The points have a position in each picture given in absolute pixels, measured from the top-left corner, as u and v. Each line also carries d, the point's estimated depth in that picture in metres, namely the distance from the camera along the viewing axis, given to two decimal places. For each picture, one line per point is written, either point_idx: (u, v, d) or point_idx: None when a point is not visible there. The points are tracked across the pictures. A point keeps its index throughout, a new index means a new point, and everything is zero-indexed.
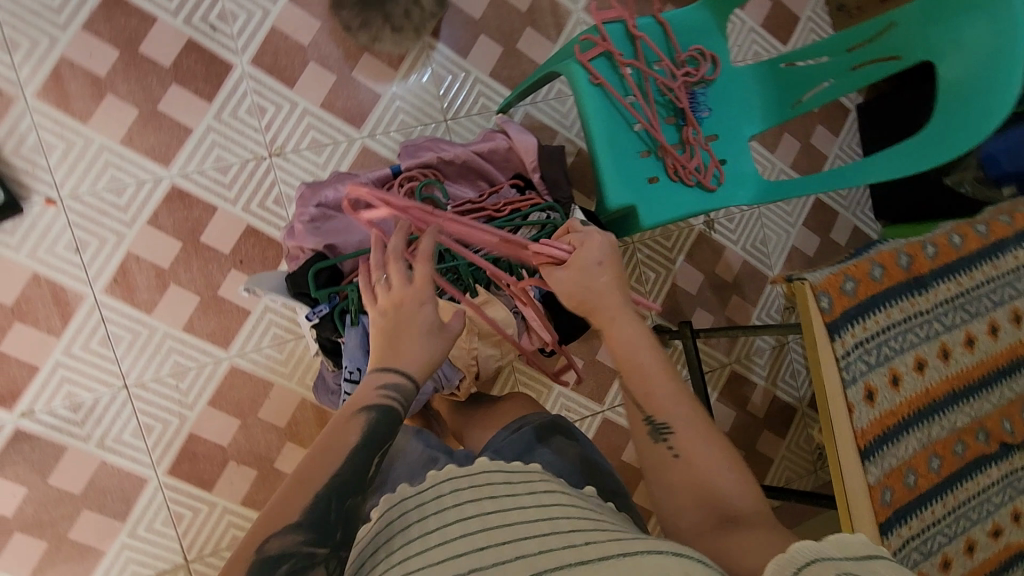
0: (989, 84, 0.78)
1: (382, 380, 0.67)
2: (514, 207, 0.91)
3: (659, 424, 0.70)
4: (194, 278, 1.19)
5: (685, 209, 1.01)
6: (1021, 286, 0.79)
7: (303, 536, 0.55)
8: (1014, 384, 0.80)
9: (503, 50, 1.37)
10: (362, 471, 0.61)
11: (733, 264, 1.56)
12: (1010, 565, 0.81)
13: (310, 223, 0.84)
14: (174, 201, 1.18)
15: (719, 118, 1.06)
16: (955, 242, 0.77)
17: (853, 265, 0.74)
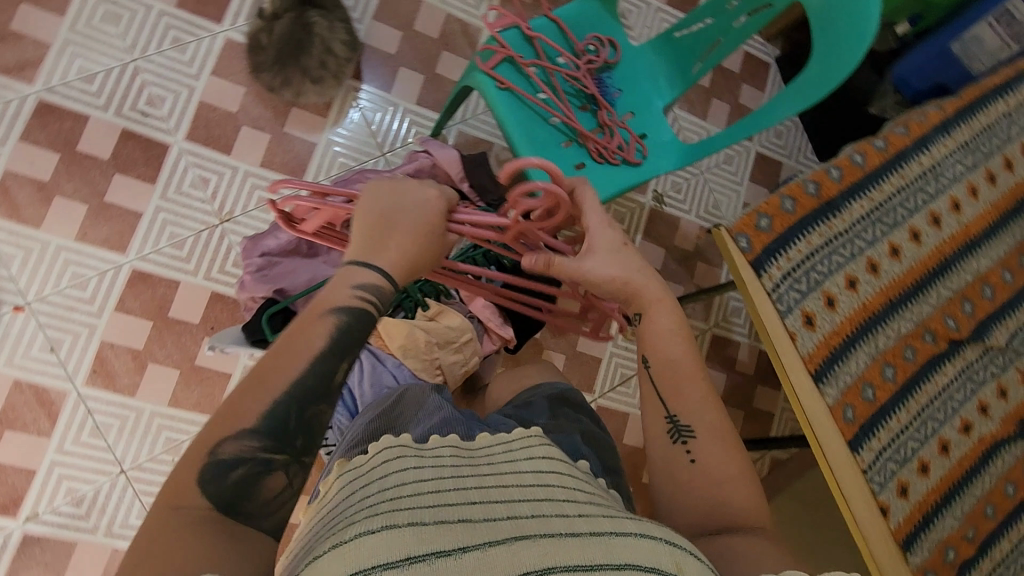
0: (851, 22, 0.85)
1: (353, 280, 0.66)
2: None
3: (680, 427, 0.74)
4: (171, 352, 1.22)
5: (615, 187, 1.06)
6: (932, 188, 0.83)
7: (257, 442, 0.56)
8: (948, 282, 0.83)
9: (425, 77, 1.43)
10: (327, 379, 0.61)
11: (691, 233, 1.60)
12: (987, 457, 0.82)
13: (257, 271, 0.87)
14: (137, 283, 1.22)
15: (629, 97, 1.12)
16: (858, 161, 0.81)
17: (765, 203, 0.78)
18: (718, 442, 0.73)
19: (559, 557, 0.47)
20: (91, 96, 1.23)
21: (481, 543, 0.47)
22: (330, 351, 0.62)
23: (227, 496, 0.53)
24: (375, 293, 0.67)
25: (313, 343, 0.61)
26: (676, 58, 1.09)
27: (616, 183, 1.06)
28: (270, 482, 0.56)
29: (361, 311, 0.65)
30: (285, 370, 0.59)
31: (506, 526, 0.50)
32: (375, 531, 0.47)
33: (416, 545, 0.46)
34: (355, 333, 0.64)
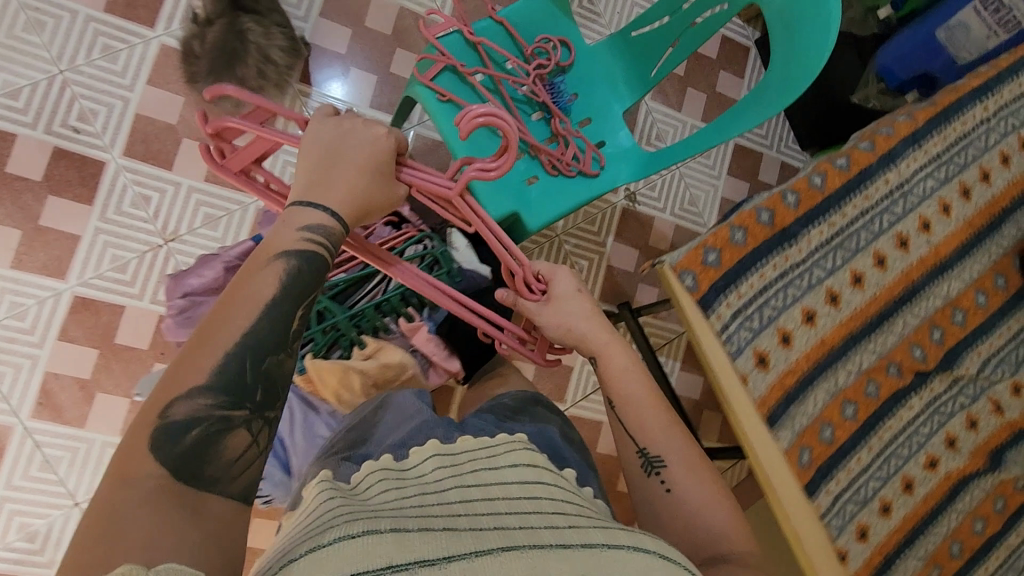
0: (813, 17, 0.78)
1: (301, 221, 0.61)
2: (389, 247, 0.91)
3: (651, 458, 0.73)
4: (120, 381, 1.18)
5: (570, 202, 0.99)
6: (897, 211, 0.89)
7: (210, 399, 0.50)
8: (912, 314, 0.90)
9: (378, 78, 1.35)
10: (286, 331, 0.55)
11: (665, 232, 1.53)
12: (951, 493, 0.90)
13: (179, 315, 0.83)
14: (80, 311, 1.17)
15: (586, 102, 1.04)
16: (816, 183, 0.86)
17: (715, 235, 0.84)
18: (689, 470, 0.72)
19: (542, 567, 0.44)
20: (17, 113, 1.15)
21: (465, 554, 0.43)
22: (283, 297, 0.56)
23: (180, 461, 0.48)
24: (326, 234, 0.61)
25: (261, 291, 0.55)
26: (635, 58, 1.01)
27: (572, 197, 1.00)
28: (229, 441, 0.51)
29: (311, 253, 0.60)
30: (234, 320, 0.53)
31: (491, 536, 0.46)
32: (355, 536, 0.43)
33: (397, 553, 0.42)
34: (311, 276, 0.58)
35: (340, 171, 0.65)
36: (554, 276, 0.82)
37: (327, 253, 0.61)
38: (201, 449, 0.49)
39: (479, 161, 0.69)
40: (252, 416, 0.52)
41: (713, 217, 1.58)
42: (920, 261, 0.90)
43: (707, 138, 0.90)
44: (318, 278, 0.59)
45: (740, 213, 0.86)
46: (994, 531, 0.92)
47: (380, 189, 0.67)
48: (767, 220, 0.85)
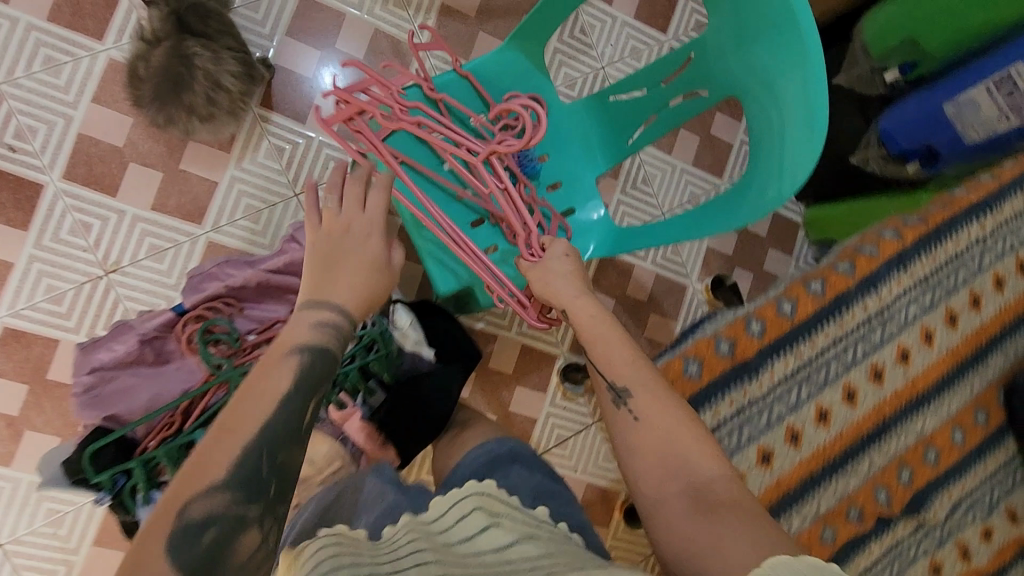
0: (801, 133, 0.65)
1: (317, 315, 0.61)
2: None
3: (620, 391, 0.72)
4: (51, 418, 1.12)
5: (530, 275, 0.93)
6: (873, 340, 0.86)
7: (229, 494, 0.49)
8: (879, 454, 0.87)
9: None
10: (296, 421, 0.54)
11: (646, 282, 1.46)
12: None
13: (85, 393, 0.75)
14: (10, 343, 1.10)
15: (558, 164, 0.95)
16: (785, 310, 0.85)
17: (670, 366, 0.84)
18: (664, 402, 0.70)
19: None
20: None
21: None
22: (299, 393, 0.55)
23: (196, 562, 0.46)
24: (335, 329, 0.63)
25: (278, 382, 0.55)
26: (609, 123, 0.92)
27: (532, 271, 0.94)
28: (244, 540, 0.49)
29: (318, 346, 0.59)
30: (250, 409, 0.52)
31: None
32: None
33: None
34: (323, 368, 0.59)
35: (349, 267, 0.66)
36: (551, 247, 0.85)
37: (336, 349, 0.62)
38: (217, 550, 0.47)
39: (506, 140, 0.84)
40: (267, 512, 0.51)
41: (697, 267, 1.50)
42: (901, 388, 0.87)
43: (676, 229, 0.83)
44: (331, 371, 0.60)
45: (700, 339, 0.86)
46: None
47: (379, 279, 0.68)
48: (728, 351, 0.84)
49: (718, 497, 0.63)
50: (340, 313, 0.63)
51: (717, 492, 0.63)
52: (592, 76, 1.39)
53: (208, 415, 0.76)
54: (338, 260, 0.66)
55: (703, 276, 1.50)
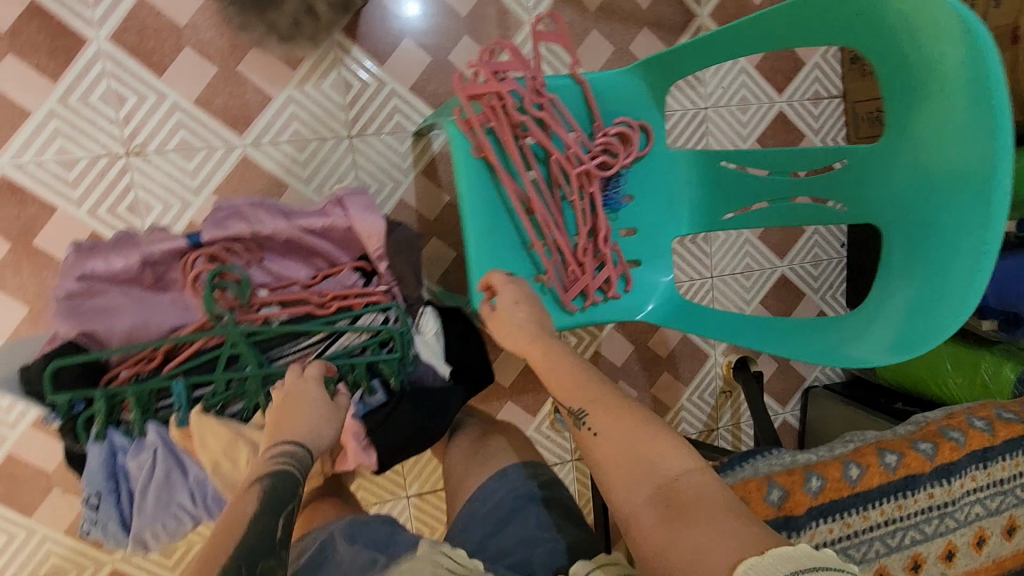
0: (948, 287, 0.62)
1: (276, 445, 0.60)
2: (344, 304, 0.74)
3: (578, 413, 0.64)
4: (24, 284, 1.04)
5: (572, 320, 0.85)
6: (927, 529, 0.77)
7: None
8: None
9: (431, 62, 1.15)
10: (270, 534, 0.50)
11: (671, 338, 1.38)
12: None
13: (65, 300, 0.66)
14: (4, 194, 1.01)
15: (641, 210, 0.85)
16: (849, 475, 0.74)
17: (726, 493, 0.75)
18: (621, 412, 0.61)
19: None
20: None
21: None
22: (260, 520, 0.51)
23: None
24: (285, 466, 0.58)
25: (241, 517, 0.51)
26: (710, 196, 0.84)
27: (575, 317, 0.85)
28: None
29: (279, 475, 0.57)
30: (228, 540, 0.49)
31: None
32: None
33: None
34: (287, 493, 0.55)
35: (305, 409, 0.64)
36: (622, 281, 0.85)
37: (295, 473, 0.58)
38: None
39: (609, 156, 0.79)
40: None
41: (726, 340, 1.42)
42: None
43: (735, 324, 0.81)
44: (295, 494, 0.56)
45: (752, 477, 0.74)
46: None
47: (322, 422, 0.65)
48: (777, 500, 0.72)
49: (684, 494, 0.52)
50: (297, 444, 0.61)
51: (683, 486, 0.53)
52: (689, 114, 1.30)
53: (190, 365, 0.68)
54: (291, 406, 0.64)
55: (729, 350, 1.43)
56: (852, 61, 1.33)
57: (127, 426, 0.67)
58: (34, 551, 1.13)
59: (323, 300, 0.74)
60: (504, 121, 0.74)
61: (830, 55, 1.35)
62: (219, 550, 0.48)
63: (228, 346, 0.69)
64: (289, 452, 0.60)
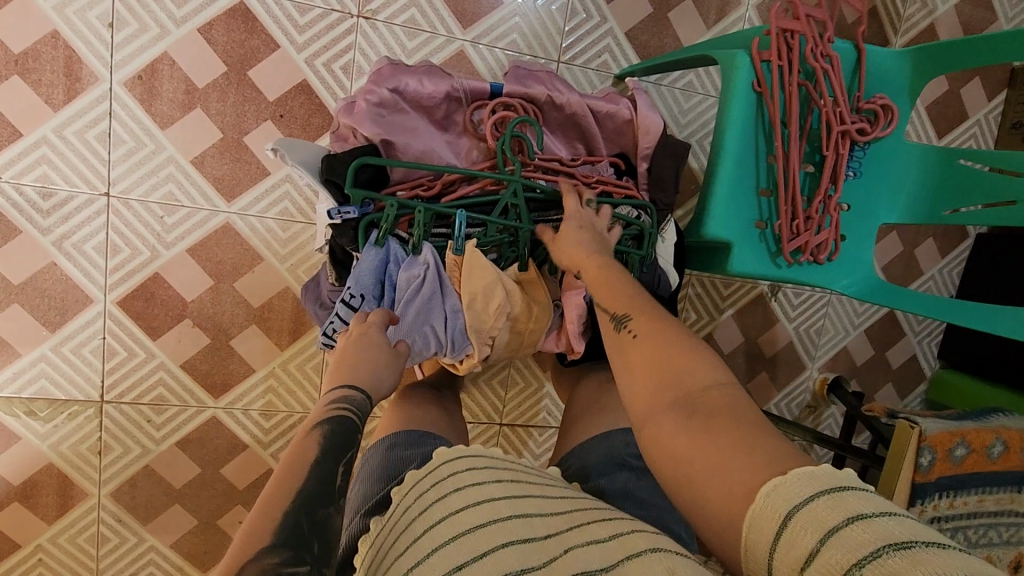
0: None
1: (336, 396, 0.61)
2: (605, 189, 0.76)
3: (620, 319, 0.63)
4: (225, 111, 1.04)
5: (778, 273, 0.88)
6: None
7: (278, 555, 0.44)
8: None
9: (651, 13, 1.18)
10: (329, 481, 0.52)
11: (779, 340, 1.42)
12: None
13: (376, 106, 0.69)
14: (236, 19, 1.01)
15: (865, 187, 0.89)
16: (995, 451, 0.86)
17: (940, 438, 0.82)
18: (665, 324, 0.61)
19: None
20: None
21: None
22: (325, 458, 0.54)
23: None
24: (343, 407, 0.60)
25: (304, 457, 0.53)
26: (934, 187, 0.90)
27: (783, 270, 0.88)
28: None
29: (337, 421, 0.59)
30: (286, 490, 0.50)
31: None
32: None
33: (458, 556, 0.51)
34: (346, 437, 0.57)
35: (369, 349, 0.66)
36: (827, 249, 0.88)
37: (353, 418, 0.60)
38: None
39: (865, 125, 0.84)
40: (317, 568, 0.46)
41: (825, 357, 1.46)
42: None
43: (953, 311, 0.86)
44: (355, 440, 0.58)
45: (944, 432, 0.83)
46: None
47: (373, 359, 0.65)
48: (925, 464, 0.81)
49: (718, 408, 0.51)
50: (357, 391, 0.62)
51: (715, 400, 0.52)
52: None
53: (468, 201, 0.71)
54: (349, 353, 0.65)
55: (825, 368, 1.47)
56: (1015, 127, 1.39)
57: (400, 237, 0.71)
58: (145, 376, 1.11)
59: (589, 180, 0.75)
60: (792, 59, 0.80)
61: (993, 117, 1.42)
62: (278, 498, 0.49)
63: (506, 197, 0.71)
64: (346, 397, 0.61)
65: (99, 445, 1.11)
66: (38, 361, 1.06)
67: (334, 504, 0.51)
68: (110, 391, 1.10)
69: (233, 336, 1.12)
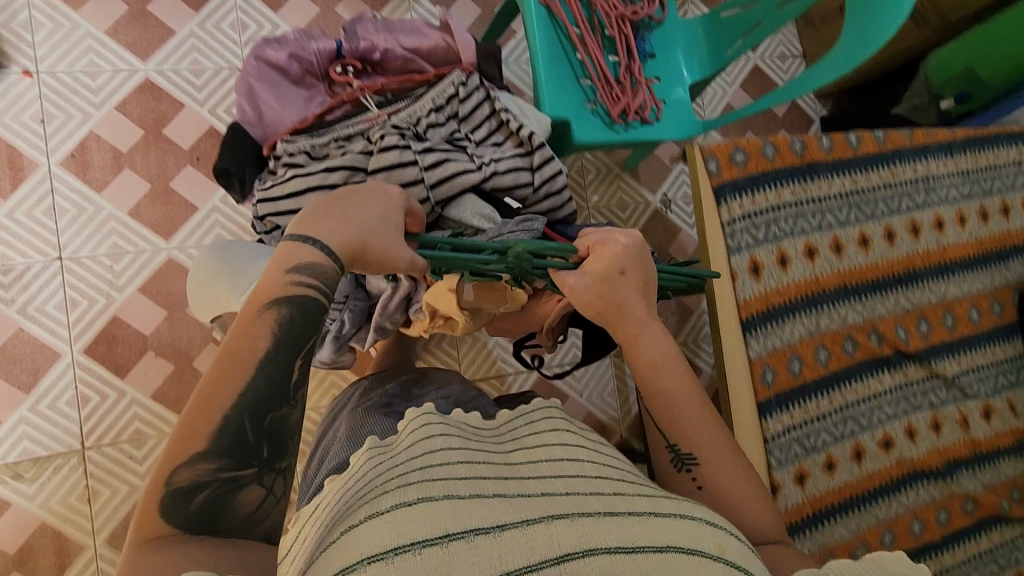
0: None
1: (294, 261, 0.56)
2: (440, 76, 0.95)
3: (682, 455, 0.76)
4: (150, 166, 1.23)
5: (619, 137, 1.06)
6: (863, 210, 0.93)
7: (215, 463, 0.51)
8: (874, 303, 0.93)
9: (481, 12, 1.46)
10: (281, 378, 0.54)
11: (688, 247, 1.57)
12: (896, 481, 0.90)
13: (250, 83, 0.90)
14: (145, 92, 1.24)
15: (661, 60, 1.12)
16: (796, 148, 0.91)
17: (719, 147, 0.88)
18: (726, 479, 0.74)
19: (597, 540, 0.51)
20: None
21: (545, 561, 0.49)
22: (278, 352, 0.54)
23: (195, 519, 0.50)
24: (318, 274, 0.57)
25: (254, 344, 0.53)
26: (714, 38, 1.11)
27: (622, 133, 1.07)
28: (242, 497, 0.51)
29: (298, 299, 0.56)
30: (232, 374, 0.52)
31: (531, 505, 0.54)
32: (409, 503, 0.52)
33: (470, 488, 0.55)
34: (309, 324, 0.56)
35: (352, 212, 0.60)
36: (649, 111, 1.08)
37: (322, 297, 0.57)
38: (212, 508, 0.50)
39: (638, 8, 1.07)
40: (262, 471, 0.52)
41: None
42: (762, 296, 0.87)
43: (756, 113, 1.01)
44: (319, 324, 0.57)
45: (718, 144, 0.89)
46: (930, 537, 0.90)
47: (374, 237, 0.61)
48: (715, 172, 0.87)
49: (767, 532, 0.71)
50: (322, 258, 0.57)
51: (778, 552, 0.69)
52: None
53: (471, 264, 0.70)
54: (341, 207, 0.60)
55: None
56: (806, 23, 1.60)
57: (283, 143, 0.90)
58: (121, 414, 1.19)
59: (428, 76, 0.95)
60: None
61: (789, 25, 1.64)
62: (223, 390, 0.52)
63: (513, 257, 0.69)
64: (308, 263, 0.57)
65: (87, 492, 1.16)
66: (18, 424, 1.14)
67: (289, 403, 0.54)
68: (91, 437, 1.18)
69: (195, 357, 1.23)
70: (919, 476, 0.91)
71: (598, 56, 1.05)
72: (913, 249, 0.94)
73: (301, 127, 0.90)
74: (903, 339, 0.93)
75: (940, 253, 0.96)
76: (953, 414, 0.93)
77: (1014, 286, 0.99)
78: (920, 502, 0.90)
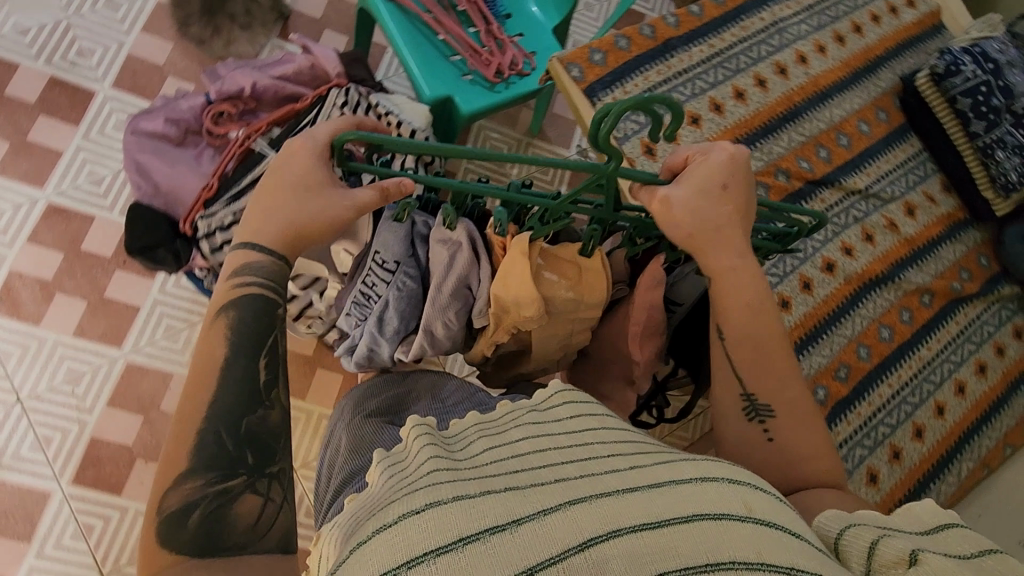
0: None
1: (245, 262, 0.57)
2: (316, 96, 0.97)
3: (759, 406, 0.65)
4: (80, 283, 1.23)
5: (503, 95, 1.09)
6: (730, 67, 0.98)
7: (203, 478, 0.49)
8: (773, 145, 0.97)
9: None
10: (252, 382, 0.54)
11: None
12: (850, 298, 0.93)
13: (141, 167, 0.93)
14: (52, 216, 1.25)
15: (518, 20, 1.19)
16: (646, 32, 0.96)
17: (576, 54, 0.93)
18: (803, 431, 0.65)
19: (627, 519, 0.38)
20: (24, 47, 1.31)
21: (570, 549, 0.36)
22: (237, 356, 0.54)
23: (195, 544, 0.47)
24: (268, 273, 0.58)
25: (216, 352, 0.54)
26: None
27: (504, 91, 1.10)
28: (240, 507, 0.49)
29: (247, 299, 0.57)
30: (201, 394, 0.52)
31: (557, 489, 0.40)
32: (419, 511, 0.38)
33: (476, 488, 0.41)
34: (259, 323, 0.57)
35: (286, 192, 0.57)
36: (521, 64, 1.13)
37: (275, 295, 0.58)
38: (213, 524, 0.48)
39: None
40: (255, 478, 0.51)
41: None
42: None
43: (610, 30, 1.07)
44: (272, 324, 0.58)
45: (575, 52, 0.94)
46: (901, 339, 0.93)
47: (317, 203, 0.57)
48: (580, 78, 0.93)
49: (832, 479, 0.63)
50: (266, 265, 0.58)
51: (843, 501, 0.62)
52: None
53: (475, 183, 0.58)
54: (280, 189, 0.57)
55: None
56: None
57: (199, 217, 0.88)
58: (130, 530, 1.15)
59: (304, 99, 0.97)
60: None
61: None
62: (196, 410, 0.52)
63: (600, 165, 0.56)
64: (255, 266, 0.57)
65: None
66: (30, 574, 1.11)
67: (264, 404, 0.54)
68: (108, 562, 1.13)
69: None
70: (871, 286, 0.95)
71: (457, 31, 1.10)
72: (787, 88, 0.99)
73: (207, 194, 0.89)
74: (808, 169, 0.98)
75: (813, 83, 1.01)
76: (879, 221, 0.98)
77: (891, 93, 1.06)
78: (879, 310, 0.94)
